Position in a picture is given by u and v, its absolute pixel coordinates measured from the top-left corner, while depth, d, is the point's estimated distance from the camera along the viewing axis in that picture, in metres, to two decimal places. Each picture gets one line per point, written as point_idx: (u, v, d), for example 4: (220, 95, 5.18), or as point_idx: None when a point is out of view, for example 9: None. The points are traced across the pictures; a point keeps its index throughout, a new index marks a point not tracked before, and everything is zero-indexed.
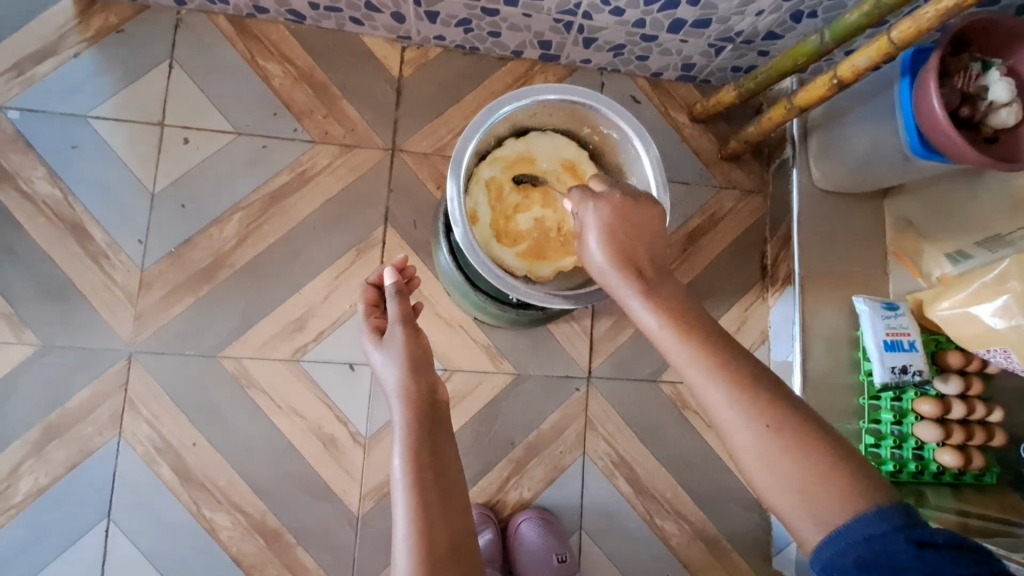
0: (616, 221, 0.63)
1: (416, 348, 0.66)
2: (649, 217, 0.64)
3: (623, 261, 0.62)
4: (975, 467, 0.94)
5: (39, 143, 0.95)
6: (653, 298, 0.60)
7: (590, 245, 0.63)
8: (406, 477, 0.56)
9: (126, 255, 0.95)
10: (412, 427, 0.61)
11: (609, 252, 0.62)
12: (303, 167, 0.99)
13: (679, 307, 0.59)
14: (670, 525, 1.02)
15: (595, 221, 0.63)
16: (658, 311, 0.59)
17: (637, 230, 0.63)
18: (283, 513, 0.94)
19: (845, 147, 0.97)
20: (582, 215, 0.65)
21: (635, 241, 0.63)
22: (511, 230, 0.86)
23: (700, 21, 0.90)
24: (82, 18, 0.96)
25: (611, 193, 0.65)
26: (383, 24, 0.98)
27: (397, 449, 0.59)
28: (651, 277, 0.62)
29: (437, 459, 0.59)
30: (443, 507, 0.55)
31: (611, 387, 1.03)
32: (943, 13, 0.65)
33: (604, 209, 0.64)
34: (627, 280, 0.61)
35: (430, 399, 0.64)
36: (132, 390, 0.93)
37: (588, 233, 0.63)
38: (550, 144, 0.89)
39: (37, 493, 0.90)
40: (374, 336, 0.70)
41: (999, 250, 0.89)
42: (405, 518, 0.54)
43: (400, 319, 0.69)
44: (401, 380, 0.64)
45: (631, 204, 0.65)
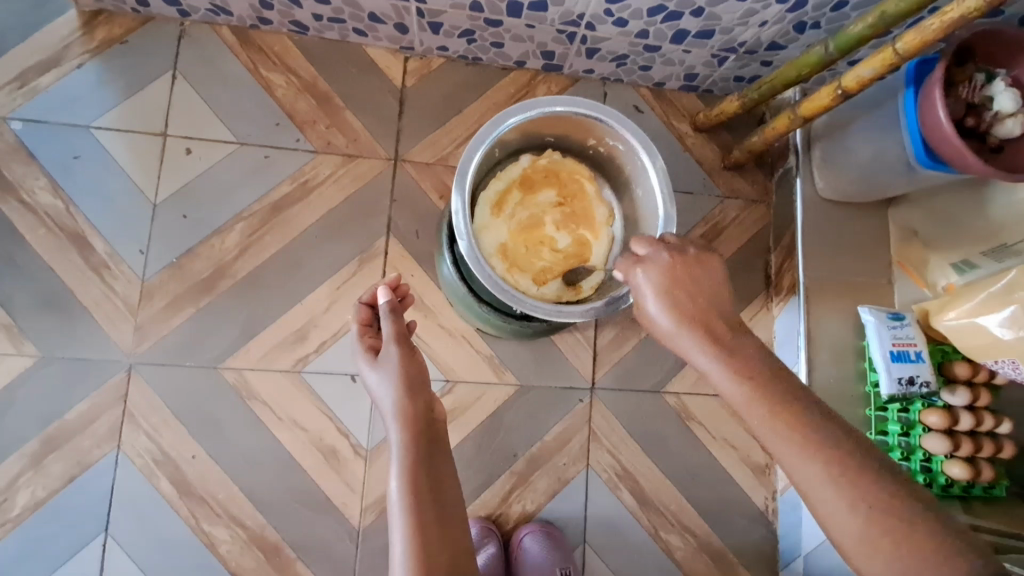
0: (667, 284, 0.64)
1: (412, 367, 0.66)
2: (702, 272, 0.65)
3: (687, 324, 0.62)
4: (985, 480, 0.94)
5: (42, 154, 0.95)
6: (729, 359, 0.60)
7: (653, 310, 0.63)
8: (402, 501, 0.55)
9: (127, 267, 0.95)
10: (408, 450, 0.59)
11: (671, 318, 0.62)
12: (305, 177, 0.99)
13: (748, 364, 0.59)
14: (674, 538, 1.01)
15: (649, 287, 0.64)
16: (735, 376, 0.59)
17: (693, 286, 0.64)
18: (282, 527, 0.93)
19: (849, 156, 0.97)
20: (636, 280, 0.65)
21: (699, 301, 0.63)
22: (571, 250, 0.88)
23: (704, 32, 0.90)
24: (86, 30, 0.97)
25: (661, 255, 0.65)
26: (386, 35, 0.98)
27: (394, 472, 0.58)
28: (723, 335, 0.61)
29: (433, 480, 0.58)
30: (440, 531, 0.54)
31: (616, 398, 1.02)
32: (948, 25, 0.65)
33: (656, 273, 0.64)
34: (700, 344, 0.61)
35: (425, 419, 0.63)
36: (132, 402, 0.92)
37: (645, 299, 0.64)
38: (480, 229, 0.84)
39: (34, 506, 0.89)
40: (368, 356, 0.69)
41: (1005, 259, 0.89)
42: (402, 543, 0.53)
43: (394, 338, 0.69)
44: (397, 400, 0.63)
45: (677, 262, 0.65)
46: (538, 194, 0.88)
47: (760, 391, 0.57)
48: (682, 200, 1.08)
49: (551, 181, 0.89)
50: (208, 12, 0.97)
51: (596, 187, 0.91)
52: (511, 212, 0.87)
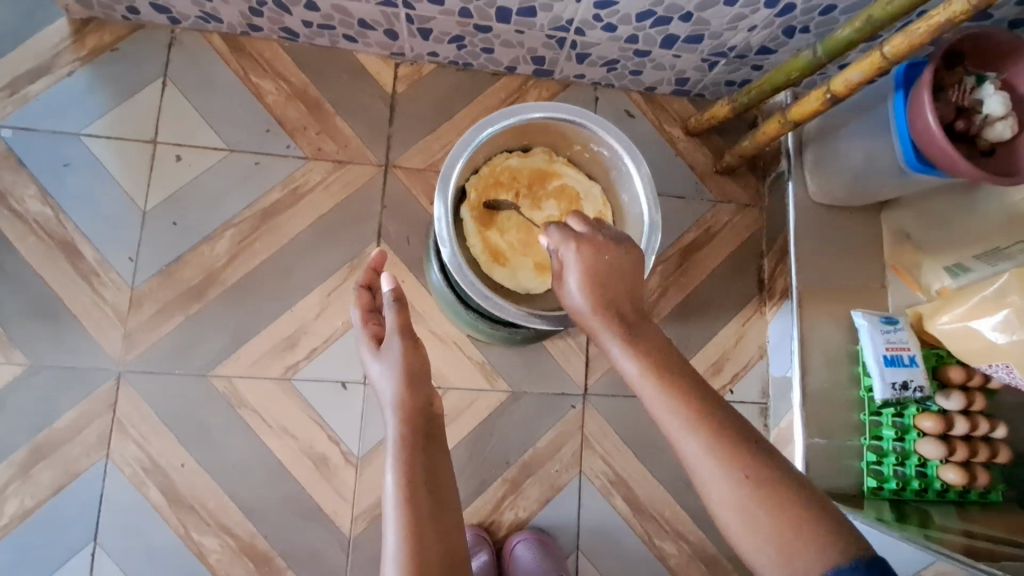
0: (592, 259, 0.63)
1: (415, 361, 0.64)
2: (627, 260, 0.64)
3: (603, 307, 0.61)
4: (980, 485, 0.93)
5: (31, 162, 0.94)
6: (636, 349, 0.59)
7: (571, 288, 0.63)
8: (397, 494, 0.54)
9: (117, 274, 0.94)
10: (406, 443, 0.58)
11: (588, 295, 0.62)
12: (295, 183, 0.99)
13: (654, 353, 0.59)
14: (669, 545, 1.00)
15: (576, 263, 0.63)
16: (633, 357, 0.59)
17: (614, 270, 0.63)
18: (273, 536, 0.92)
19: (840, 159, 0.96)
20: (563, 254, 0.64)
21: (617, 287, 0.63)
22: (562, 203, 0.87)
23: (693, 37, 0.90)
24: (77, 37, 0.97)
25: (592, 235, 0.65)
26: (376, 41, 0.98)
27: (389, 464, 0.57)
28: (629, 317, 0.62)
29: (430, 475, 0.57)
30: (435, 530, 0.53)
31: (609, 404, 1.01)
32: (936, 28, 0.66)
33: (584, 250, 0.63)
34: (611, 329, 0.61)
35: (425, 414, 0.61)
36: (121, 410, 0.92)
37: (568, 274, 0.63)
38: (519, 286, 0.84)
39: (22, 516, 0.88)
40: (372, 345, 0.68)
41: (999, 263, 0.87)
42: (395, 537, 0.52)
43: (396, 329, 0.66)
44: (397, 392, 0.62)
45: (605, 244, 0.64)
46: (502, 211, 0.85)
47: (655, 368, 0.58)
48: (674, 204, 1.08)
49: (493, 191, 0.85)
50: (198, 19, 0.97)
51: (525, 152, 0.87)
52: (509, 247, 0.85)
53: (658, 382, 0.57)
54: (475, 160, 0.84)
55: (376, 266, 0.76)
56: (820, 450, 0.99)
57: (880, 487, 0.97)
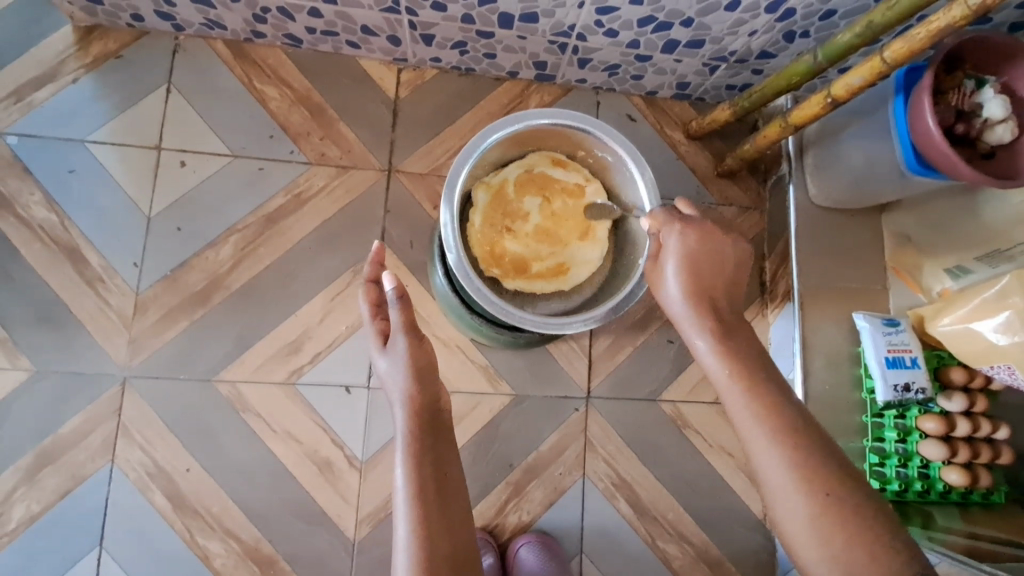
0: (693, 248, 0.66)
1: (421, 358, 0.64)
2: (731, 253, 0.67)
3: (697, 294, 0.64)
4: (983, 486, 0.93)
5: (37, 169, 0.95)
6: (721, 339, 0.63)
7: (668, 272, 0.66)
8: (407, 489, 0.56)
9: (122, 280, 0.95)
10: (414, 439, 0.60)
11: (685, 281, 0.65)
12: (299, 189, 0.99)
13: (739, 349, 0.62)
14: (672, 548, 1.00)
15: (677, 247, 0.66)
16: (721, 352, 0.62)
17: (713, 261, 0.66)
18: (277, 540, 0.92)
19: (841, 163, 0.97)
20: (665, 237, 0.68)
21: (712, 278, 0.66)
22: (534, 192, 0.86)
23: (694, 42, 0.91)
24: (81, 45, 0.97)
25: (697, 222, 0.68)
26: (379, 47, 0.98)
27: (399, 458, 0.58)
28: (720, 311, 0.65)
29: (438, 469, 0.58)
30: (444, 525, 0.55)
31: (611, 407, 1.02)
32: (935, 33, 0.66)
33: (690, 236, 0.67)
34: (699, 316, 0.64)
35: (432, 409, 0.63)
36: (126, 415, 0.92)
37: (668, 258, 0.67)
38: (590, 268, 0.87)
39: (29, 520, 0.89)
40: (379, 341, 0.68)
41: (999, 265, 0.89)
42: (406, 529, 0.54)
43: (401, 327, 0.66)
44: (406, 389, 0.63)
45: (713, 234, 0.67)
46: (513, 245, 0.85)
47: (741, 367, 0.61)
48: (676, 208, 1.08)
49: (493, 248, 0.84)
50: (202, 26, 0.97)
51: (472, 203, 0.85)
52: (548, 256, 0.86)
53: (742, 380, 0.60)
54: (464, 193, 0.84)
55: (378, 259, 0.73)
56: None
57: (883, 488, 0.96)
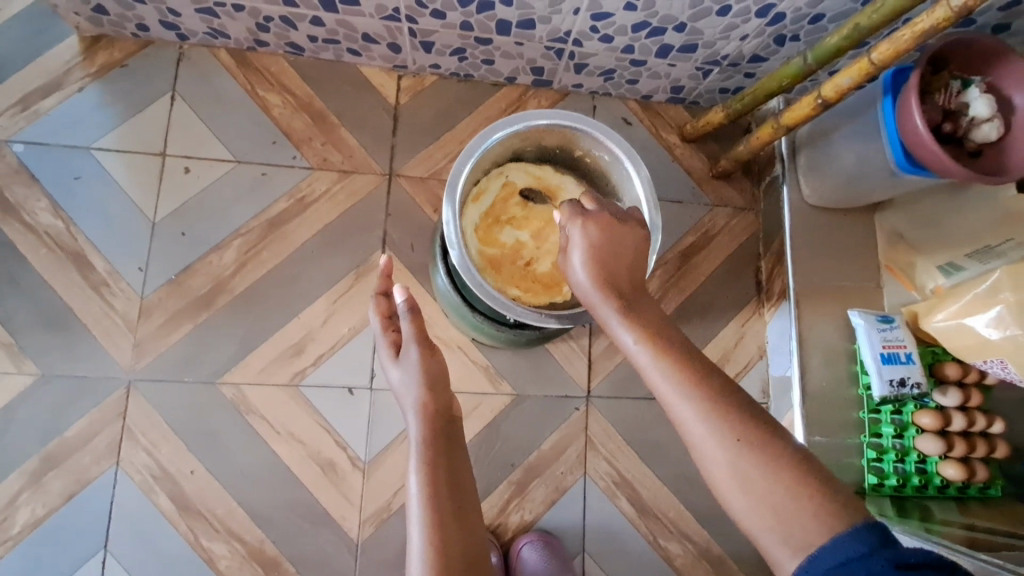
0: (596, 241, 0.64)
1: (434, 367, 0.66)
2: (632, 240, 0.66)
3: (605, 282, 0.62)
4: (979, 480, 0.95)
5: (43, 177, 0.96)
6: (634, 321, 0.60)
7: (575, 262, 0.64)
8: (421, 493, 0.57)
9: (127, 284, 0.96)
10: (428, 445, 0.61)
11: (592, 272, 0.62)
12: (302, 194, 1.01)
13: (655, 328, 0.60)
14: (674, 546, 1.01)
15: (582, 238, 0.64)
16: (634, 333, 0.59)
17: (619, 250, 0.64)
18: (282, 541, 0.93)
19: (832, 163, 0.99)
20: (569, 230, 0.65)
21: (617, 266, 0.64)
22: (499, 227, 0.88)
23: (687, 46, 0.93)
24: (88, 54, 0.99)
25: (599, 212, 0.66)
26: (380, 54, 1.00)
27: (413, 465, 0.59)
28: (629, 295, 0.62)
29: (452, 475, 0.60)
30: (458, 527, 0.56)
31: (611, 406, 1.03)
32: (920, 35, 0.68)
33: (593, 227, 0.64)
34: (610, 304, 0.61)
35: (445, 417, 0.64)
36: (131, 419, 0.93)
37: (573, 250, 0.64)
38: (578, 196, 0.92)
39: (34, 524, 0.89)
40: (391, 352, 0.70)
41: (989, 261, 0.91)
42: (420, 532, 0.55)
43: (413, 337, 0.68)
44: (419, 396, 0.64)
45: (616, 224, 0.66)
46: (539, 261, 0.88)
47: (659, 346, 0.58)
48: (672, 209, 1.10)
49: (529, 278, 0.87)
50: (206, 36, 0.99)
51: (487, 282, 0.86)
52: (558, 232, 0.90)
53: (659, 358, 0.57)
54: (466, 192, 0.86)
55: (386, 272, 0.75)
56: (822, 448, 1.00)
57: (881, 484, 0.98)
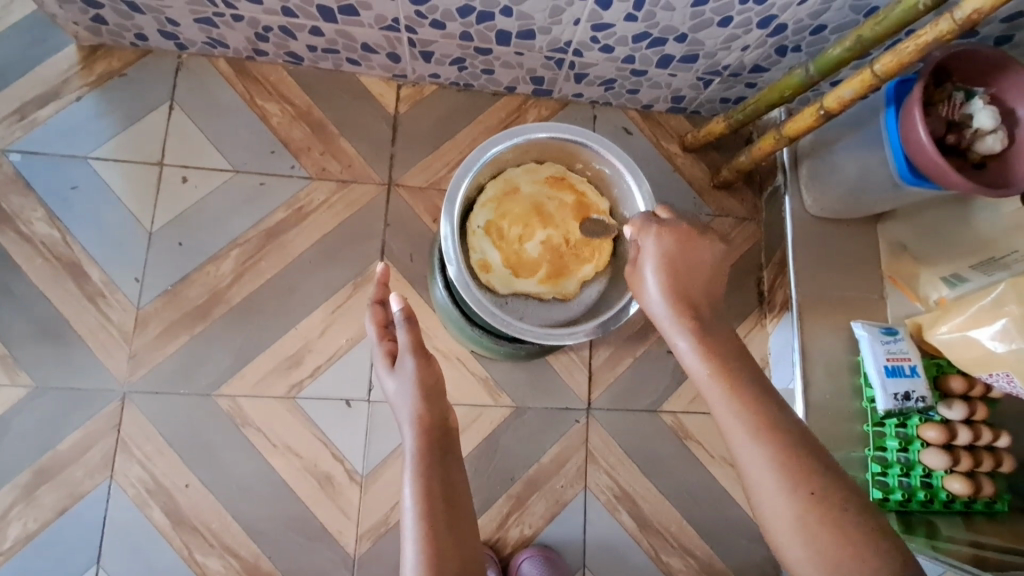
0: (670, 255, 0.65)
1: (429, 377, 0.65)
2: (711, 255, 0.66)
3: (678, 298, 0.63)
4: (985, 495, 0.94)
5: (39, 186, 0.96)
6: (703, 342, 0.62)
7: (647, 275, 0.65)
8: (416, 507, 0.56)
9: (123, 295, 0.95)
10: (422, 457, 0.60)
11: (664, 284, 0.64)
12: (300, 204, 1.00)
13: (726, 353, 0.61)
14: (675, 561, 0.99)
15: (654, 253, 0.65)
16: (703, 354, 0.61)
17: (693, 264, 0.65)
18: (277, 556, 0.91)
19: (835, 173, 0.98)
20: (642, 242, 0.67)
21: (690, 281, 0.65)
22: (521, 250, 0.85)
23: (688, 56, 0.92)
24: (86, 63, 0.99)
25: (675, 226, 0.67)
26: (379, 64, 1.00)
27: (407, 477, 0.58)
28: (701, 313, 0.64)
29: (447, 487, 0.59)
30: (454, 542, 0.55)
31: (612, 418, 1.02)
32: (924, 47, 0.68)
33: (666, 239, 0.66)
34: (682, 320, 0.63)
35: (441, 429, 0.63)
36: (125, 431, 0.92)
37: (644, 265, 0.66)
38: (526, 171, 0.87)
39: (25, 538, 0.88)
40: (387, 362, 0.69)
41: (994, 273, 0.90)
42: (414, 547, 0.54)
43: (410, 348, 0.67)
44: (414, 408, 0.63)
45: (688, 237, 0.66)
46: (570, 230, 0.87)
47: (729, 374, 0.60)
48: None
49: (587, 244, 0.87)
50: (205, 45, 0.99)
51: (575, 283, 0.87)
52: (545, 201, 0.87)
53: (728, 386, 0.59)
54: (465, 205, 0.85)
55: (383, 281, 0.75)
56: None
57: (886, 499, 0.96)
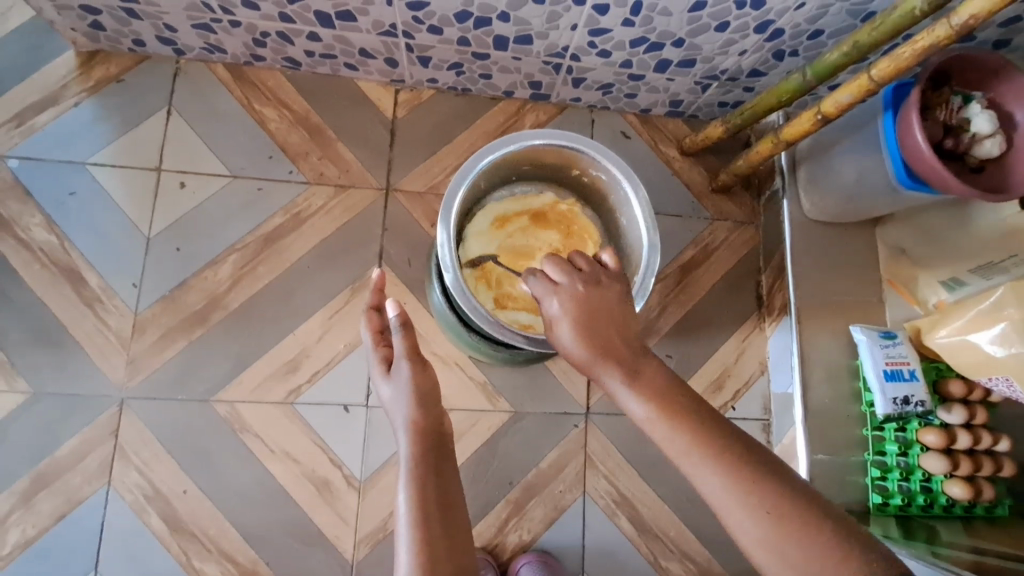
0: (582, 313, 0.58)
1: (425, 384, 0.65)
2: (615, 300, 0.60)
3: (600, 355, 0.57)
4: (985, 499, 0.93)
5: (36, 192, 0.96)
6: (643, 392, 0.56)
7: (564, 338, 0.58)
8: (410, 513, 0.56)
9: (121, 300, 0.95)
10: (417, 463, 0.59)
11: (584, 347, 0.57)
12: (298, 209, 1.00)
13: (666, 394, 0.56)
14: (674, 566, 0.99)
15: (564, 316, 0.58)
16: (645, 402, 0.55)
17: (606, 316, 0.59)
18: (275, 562, 0.91)
19: (833, 177, 0.98)
20: (548, 305, 0.59)
21: (610, 333, 0.58)
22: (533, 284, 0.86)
23: (686, 61, 0.92)
24: (84, 69, 0.99)
25: (572, 280, 0.60)
26: (377, 68, 1.00)
27: (402, 483, 0.58)
28: (633, 362, 0.57)
29: (441, 494, 0.58)
30: (447, 550, 0.54)
31: (610, 422, 1.01)
32: (921, 52, 0.68)
33: (569, 301, 0.59)
34: (613, 375, 0.57)
35: (436, 435, 0.63)
36: (124, 437, 0.92)
37: (558, 328, 0.59)
38: (472, 237, 0.88)
39: (23, 545, 0.88)
40: (383, 368, 0.68)
41: (993, 276, 0.91)
42: (407, 554, 0.53)
43: (405, 354, 0.66)
44: (409, 414, 0.63)
45: (594, 287, 0.60)
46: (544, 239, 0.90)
47: (669, 412, 0.54)
48: (672, 223, 1.09)
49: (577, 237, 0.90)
50: (203, 51, 0.99)
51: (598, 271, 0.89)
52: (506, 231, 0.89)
53: (672, 427, 0.54)
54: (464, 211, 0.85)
55: (379, 287, 0.75)
56: (824, 466, 0.99)
57: (886, 503, 0.96)
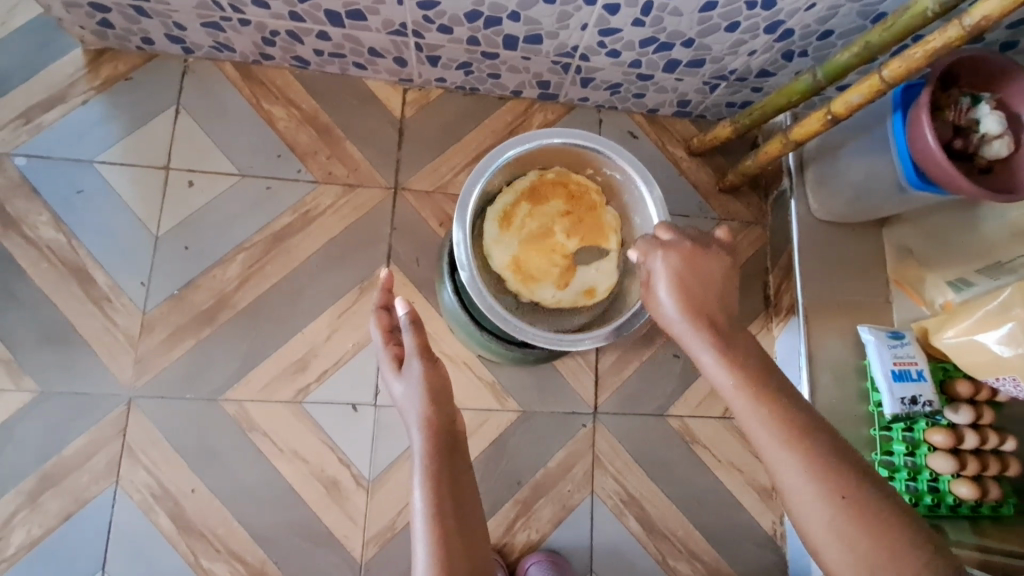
0: (681, 273, 0.64)
1: (437, 381, 0.65)
2: (718, 267, 0.66)
3: (695, 313, 0.62)
4: (992, 499, 0.93)
5: (44, 191, 0.95)
6: (726, 353, 0.60)
7: (661, 294, 0.64)
8: (427, 510, 0.56)
9: (129, 299, 0.95)
10: (431, 460, 0.59)
11: (680, 302, 0.63)
12: (306, 208, 1.00)
13: (746, 360, 0.60)
14: (683, 566, 0.99)
15: (665, 271, 0.65)
16: (727, 366, 0.60)
17: (705, 279, 0.64)
18: (283, 562, 0.91)
19: (841, 177, 0.98)
20: (650, 262, 0.66)
21: (705, 294, 0.64)
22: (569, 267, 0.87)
23: (695, 61, 0.93)
24: (92, 67, 0.99)
25: (680, 242, 0.66)
26: (385, 68, 1.00)
27: (417, 480, 0.58)
28: (722, 325, 0.62)
29: (456, 491, 0.58)
30: (463, 547, 0.54)
31: (618, 422, 1.01)
32: (932, 53, 0.68)
33: (674, 258, 0.65)
34: (701, 333, 0.62)
35: (449, 432, 0.63)
36: (131, 436, 0.91)
37: (657, 284, 0.65)
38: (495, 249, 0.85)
39: (29, 546, 0.87)
40: (394, 366, 0.68)
41: (1001, 277, 0.89)
42: (424, 551, 0.53)
43: (417, 351, 0.66)
44: (422, 411, 0.63)
45: (701, 253, 0.66)
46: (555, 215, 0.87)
47: (753, 383, 0.59)
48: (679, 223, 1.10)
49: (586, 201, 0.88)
50: (211, 49, 0.99)
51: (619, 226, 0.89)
52: (519, 225, 0.86)
53: (750, 397, 0.58)
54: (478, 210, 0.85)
55: (387, 287, 0.74)
56: None
57: None
